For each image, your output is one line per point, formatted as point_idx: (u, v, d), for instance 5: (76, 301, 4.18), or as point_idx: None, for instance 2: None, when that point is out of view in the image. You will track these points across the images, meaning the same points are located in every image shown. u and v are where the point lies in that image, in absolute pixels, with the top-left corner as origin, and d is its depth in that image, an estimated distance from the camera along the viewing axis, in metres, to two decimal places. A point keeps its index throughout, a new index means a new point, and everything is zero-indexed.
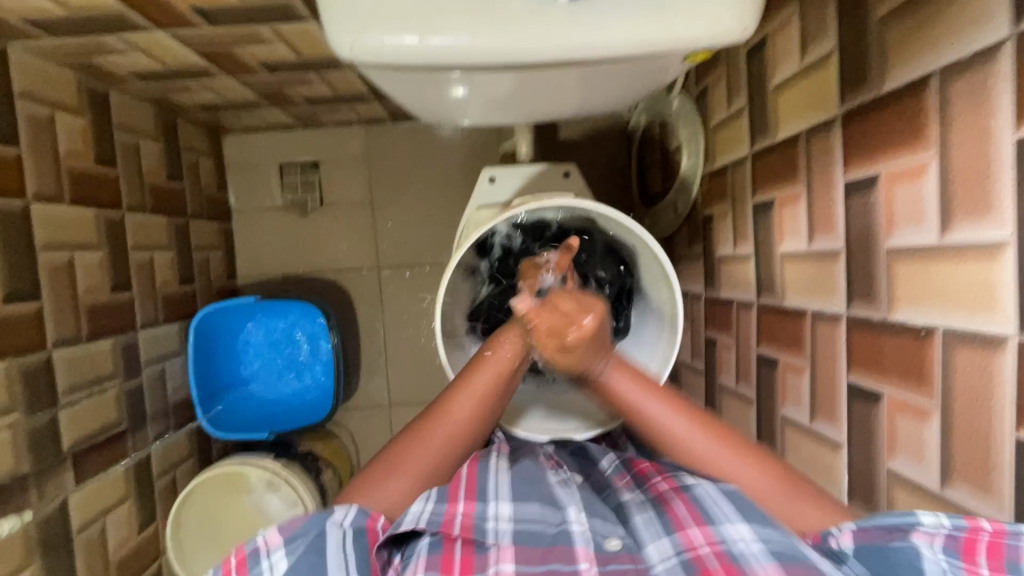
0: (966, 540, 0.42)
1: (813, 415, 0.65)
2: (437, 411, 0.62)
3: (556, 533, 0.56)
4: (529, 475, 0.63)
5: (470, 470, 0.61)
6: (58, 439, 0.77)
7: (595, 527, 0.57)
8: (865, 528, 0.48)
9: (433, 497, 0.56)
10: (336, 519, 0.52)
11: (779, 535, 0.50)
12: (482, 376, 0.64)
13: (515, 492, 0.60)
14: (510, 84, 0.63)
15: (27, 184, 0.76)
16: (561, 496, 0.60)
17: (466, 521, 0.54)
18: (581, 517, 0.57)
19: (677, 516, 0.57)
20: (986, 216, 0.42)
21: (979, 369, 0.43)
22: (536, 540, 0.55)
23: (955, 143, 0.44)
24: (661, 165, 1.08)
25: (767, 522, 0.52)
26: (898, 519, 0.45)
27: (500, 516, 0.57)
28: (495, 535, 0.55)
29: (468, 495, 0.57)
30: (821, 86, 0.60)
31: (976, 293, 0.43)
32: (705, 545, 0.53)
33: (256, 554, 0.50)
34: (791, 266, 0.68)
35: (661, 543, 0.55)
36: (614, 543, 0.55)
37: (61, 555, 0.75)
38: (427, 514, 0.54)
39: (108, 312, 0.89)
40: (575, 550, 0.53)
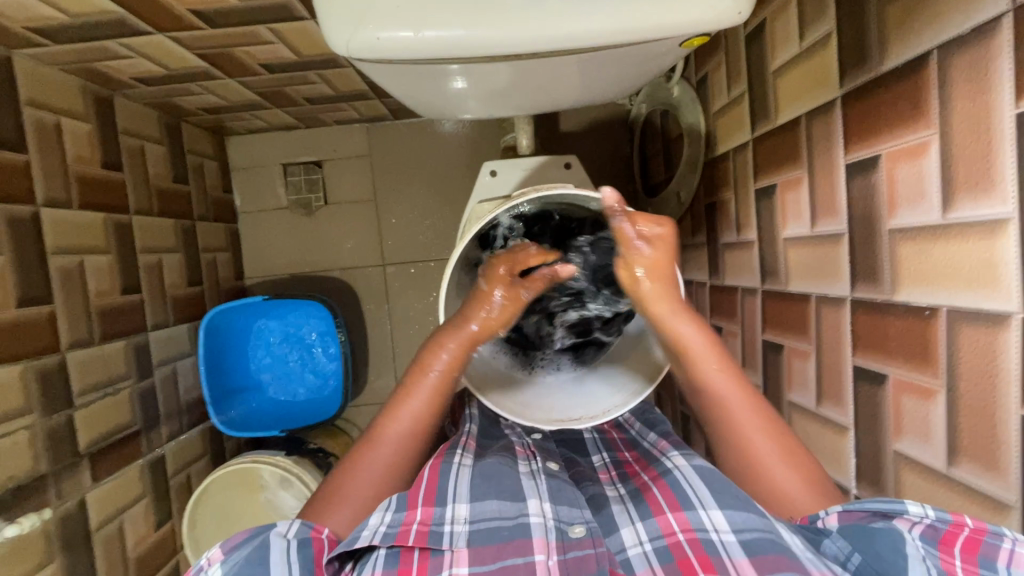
0: (947, 531, 0.43)
1: (819, 400, 0.65)
2: (377, 433, 0.66)
3: (513, 526, 0.56)
4: (490, 471, 0.64)
5: (431, 472, 0.62)
6: (75, 439, 0.79)
7: (559, 516, 0.59)
8: (850, 510, 0.50)
9: (390, 508, 0.57)
10: (280, 530, 0.54)
11: (752, 519, 0.53)
12: (422, 392, 0.68)
13: (474, 491, 0.61)
14: (509, 75, 0.63)
15: (36, 189, 0.77)
16: (522, 488, 0.62)
17: (420, 529, 0.55)
18: (540, 508, 0.59)
19: (655, 504, 0.60)
20: (987, 193, 0.41)
21: (983, 347, 0.43)
22: (490, 535, 0.55)
23: (956, 121, 0.43)
24: (664, 154, 1.08)
25: (740, 508, 0.55)
26: (886, 505, 0.47)
27: (456, 519, 0.57)
28: (450, 537, 0.55)
29: (427, 500, 0.58)
30: (821, 68, 0.60)
31: (979, 271, 0.43)
32: (680, 532, 0.56)
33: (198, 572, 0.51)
34: (795, 251, 0.67)
35: (637, 529, 0.58)
36: (577, 530, 0.57)
37: (81, 551, 0.77)
38: (382, 527, 0.55)
39: (119, 314, 0.91)
40: (531, 541, 0.54)
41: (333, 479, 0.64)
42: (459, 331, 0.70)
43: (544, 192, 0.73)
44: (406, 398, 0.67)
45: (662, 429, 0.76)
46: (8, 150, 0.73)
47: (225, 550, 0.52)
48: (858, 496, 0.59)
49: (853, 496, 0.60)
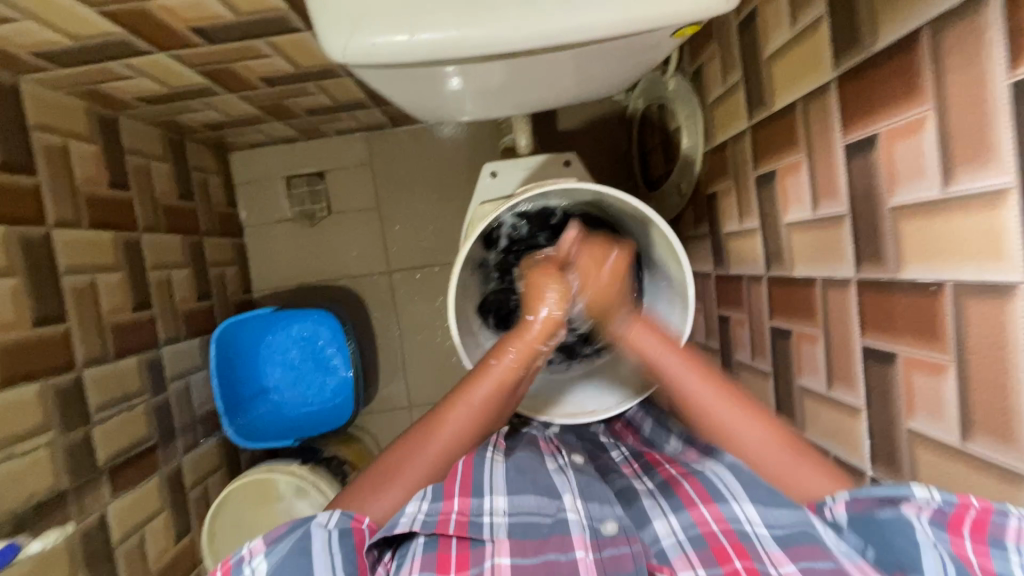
0: (954, 514, 0.44)
1: (830, 383, 0.64)
2: (432, 421, 0.67)
3: (553, 524, 0.57)
4: (525, 464, 0.64)
5: (464, 465, 0.61)
6: (93, 455, 0.80)
7: (593, 514, 0.60)
8: (858, 498, 0.52)
9: (428, 497, 0.57)
10: (319, 522, 0.55)
11: (786, 515, 0.56)
12: (488, 380, 0.68)
13: (511, 484, 0.61)
14: (504, 74, 0.64)
15: (46, 211, 0.79)
16: (556, 484, 0.62)
17: (460, 519, 0.55)
18: (576, 505, 0.59)
19: (685, 495, 0.61)
20: (986, 164, 0.41)
21: (991, 319, 0.43)
22: (533, 531, 0.57)
23: (951, 95, 0.44)
24: (662, 147, 1.08)
25: (772, 504, 0.57)
26: (890, 491, 0.49)
27: (495, 510, 0.58)
28: (491, 528, 0.56)
29: (463, 491, 0.58)
30: (814, 51, 0.60)
31: (982, 242, 0.43)
32: (712, 523, 0.58)
33: (240, 561, 0.53)
34: (798, 236, 0.67)
35: (669, 521, 0.60)
36: (609, 526, 0.58)
37: (104, 565, 0.78)
38: (421, 516, 0.55)
39: (132, 331, 0.92)
40: (571, 538, 0.55)
41: (387, 455, 0.64)
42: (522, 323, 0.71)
43: (546, 186, 0.74)
44: (473, 382, 0.68)
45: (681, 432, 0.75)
46: (18, 173, 0.75)
47: (267, 541, 0.54)
48: (874, 477, 0.58)
49: (870, 478, 0.59)
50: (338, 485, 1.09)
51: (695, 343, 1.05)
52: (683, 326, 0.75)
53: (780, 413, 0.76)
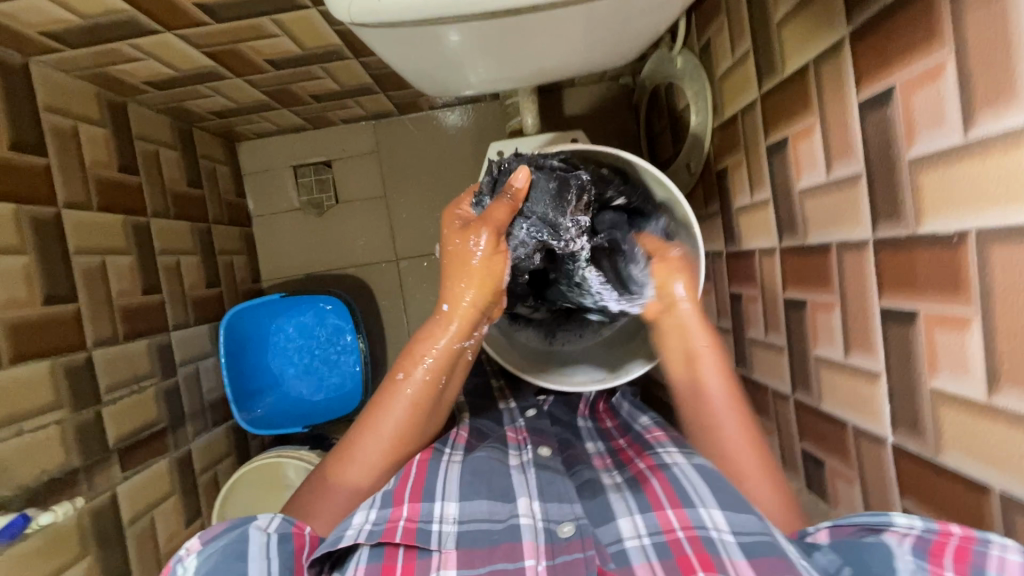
0: (936, 541, 0.46)
1: (847, 350, 0.63)
2: (344, 448, 0.64)
3: (503, 529, 0.57)
4: (481, 466, 0.64)
5: (419, 467, 0.62)
6: (104, 435, 0.80)
7: (549, 515, 0.59)
8: (841, 525, 0.54)
9: (376, 505, 0.57)
10: (258, 525, 0.55)
11: (751, 522, 0.54)
12: (397, 404, 0.63)
13: (463, 490, 0.61)
14: (507, 35, 0.63)
15: (56, 192, 0.79)
16: (512, 487, 0.62)
17: (408, 526, 0.55)
18: (531, 508, 0.59)
19: (654, 497, 0.61)
20: (1008, 103, 0.40)
21: (1017, 263, 0.41)
22: (482, 538, 0.57)
23: (972, 35, 0.42)
24: (670, 128, 1.07)
25: (739, 510, 0.56)
26: (871, 519, 0.51)
27: (445, 518, 0.58)
28: (439, 537, 0.56)
29: (413, 496, 0.58)
30: (826, 10, 0.59)
31: (1004, 185, 0.41)
32: (679, 529, 0.57)
33: (178, 559, 0.53)
34: (811, 202, 0.66)
35: (634, 520, 0.60)
36: (566, 530, 0.57)
37: (115, 545, 0.78)
38: (367, 526, 0.55)
39: (142, 314, 0.92)
40: (522, 545, 0.55)
41: (318, 479, 0.63)
42: (432, 322, 0.65)
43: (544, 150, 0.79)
44: (378, 412, 0.63)
45: (654, 414, 0.77)
46: (29, 154, 0.76)
47: (205, 541, 0.54)
48: (894, 443, 0.57)
49: (890, 444, 0.58)
50: None
51: None
52: None
53: (795, 386, 0.75)
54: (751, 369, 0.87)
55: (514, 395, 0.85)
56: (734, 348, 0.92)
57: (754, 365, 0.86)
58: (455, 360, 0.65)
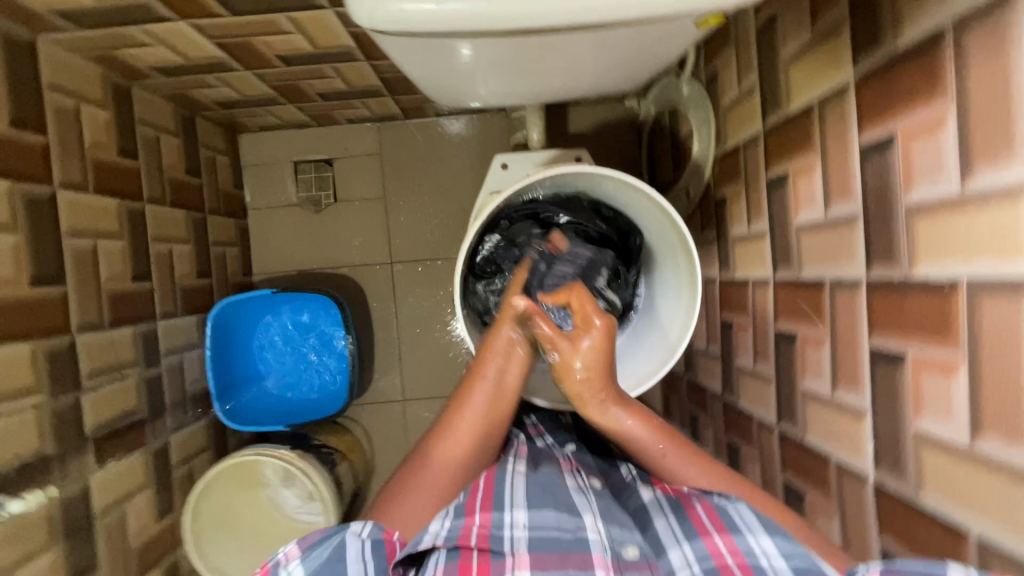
0: None
1: (834, 385, 0.64)
2: (425, 451, 0.66)
3: (572, 540, 0.55)
4: (546, 481, 0.63)
5: (486, 482, 0.61)
6: (81, 422, 0.78)
7: (614, 537, 0.58)
8: (892, 570, 0.46)
9: (450, 514, 0.56)
10: (353, 531, 0.54)
11: (799, 550, 0.53)
12: (473, 414, 0.67)
13: (531, 499, 0.60)
14: (521, 52, 0.64)
15: (53, 171, 0.78)
16: (576, 501, 0.61)
17: (482, 531, 0.54)
18: (597, 526, 0.57)
19: (699, 522, 0.59)
20: (1007, 160, 0.42)
21: (1006, 315, 0.43)
22: (551, 546, 0.54)
23: (974, 92, 0.44)
24: (672, 153, 1.09)
25: (789, 538, 0.54)
26: (924, 566, 0.45)
27: (516, 524, 0.56)
28: (512, 543, 0.54)
29: (485, 505, 0.57)
30: (834, 53, 0.61)
31: (999, 238, 0.43)
32: (728, 556, 0.55)
33: (277, 565, 0.52)
34: (807, 238, 0.67)
35: (684, 550, 0.57)
36: (631, 552, 0.56)
37: (82, 536, 0.76)
38: (444, 531, 0.54)
39: (129, 300, 0.91)
40: (592, 559, 0.54)
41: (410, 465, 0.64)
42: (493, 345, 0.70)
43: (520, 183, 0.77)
44: (456, 420, 0.67)
45: None
46: (28, 131, 0.74)
47: (302, 547, 0.53)
48: (876, 481, 0.58)
49: (872, 482, 0.59)
50: (328, 473, 1.07)
51: (695, 349, 1.05)
52: (689, 319, 0.78)
53: (780, 417, 0.76)
54: (737, 397, 0.88)
55: (549, 430, 0.82)
56: (722, 374, 0.93)
57: (741, 393, 0.87)
58: (512, 349, 0.71)
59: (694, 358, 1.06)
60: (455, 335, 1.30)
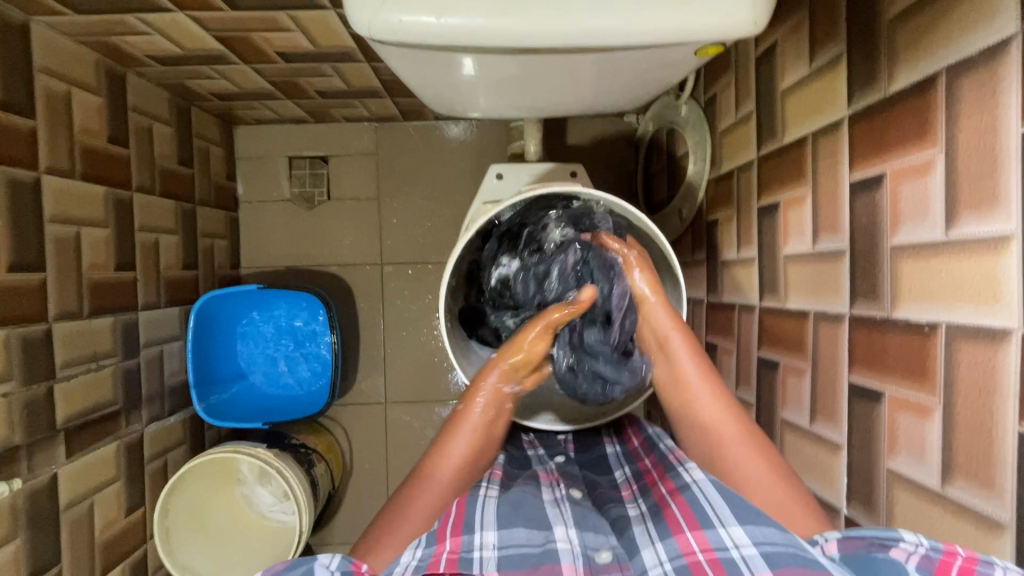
0: (942, 562, 0.42)
1: (813, 417, 0.64)
2: (409, 487, 0.65)
3: (541, 552, 0.55)
4: (517, 497, 0.62)
5: (458, 506, 0.59)
6: (52, 412, 0.77)
7: (586, 543, 0.58)
8: (850, 537, 0.49)
9: (421, 543, 0.55)
10: (320, 563, 0.53)
11: (774, 534, 0.51)
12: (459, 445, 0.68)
13: (501, 518, 0.59)
14: (521, 68, 0.64)
15: (39, 156, 0.77)
16: (547, 516, 0.60)
17: (451, 557, 0.53)
18: (567, 535, 0.57)
19: (674, 521, 0.58)
20: (991, 210, 0.42)
21: (982, 363, 0.43)
22: (519, 562, 0.54)
23: (962, 140, 0.44)
24: (667, 172, 1.09)
25: (759, 522, 0.52)
26: (879, 534, 0.47)
27: (485, 545, 0.55)
28: (481, 564, 0.54)
29: (455, 531, 0.56)
30: (829, 89, 0.61)
31: (980, 287, 0.43)
32: (699, 551, 0.53)
33: None
34: (794, 268, 0.68)
35: (657, 549, 0.56)
36: (603, 555, 0.56)
37: (46, 529, 0.74)
38: (415, 562, 0.53)
39: (111, 290, 0.89)
40: (559, 566, 0.53)
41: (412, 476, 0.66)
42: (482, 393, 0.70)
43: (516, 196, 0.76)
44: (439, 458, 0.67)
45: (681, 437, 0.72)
46: (16, 114, 0.73)
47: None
48: (848, 515, 0.58)
49: (844, 516, 0.59)
50: (304, 474, 1.06)
51: None
52: None
53: None
54: None
55: (541, 442, 0.83)
56: None
57: None
58: (503, 403, 0.71)
59: None
60: (441, 340, 1.30)
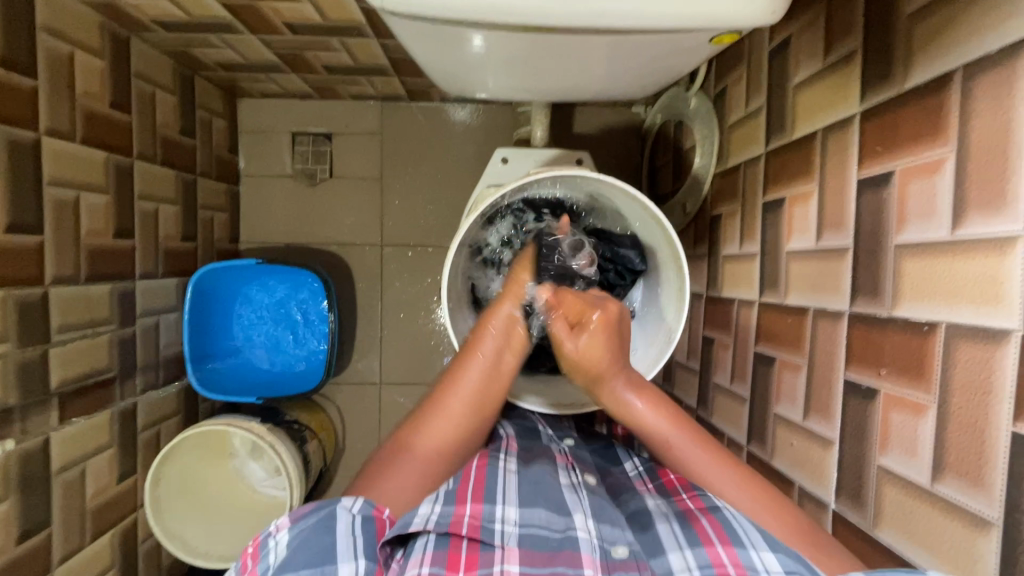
0: None
1: (806, 413, 0.65)
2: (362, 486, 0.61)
3: (562, 539, 0.55)
4: (537, 478, 0.62)
5: (478, 473, 0.61)
6: (47, 377, 0.77)
7: (603, 535, 0.56)
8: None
9: (439, 500, 0.56)
10: (344, 505, 0.54)
11: (807, 567, 0.50)
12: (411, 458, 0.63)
13: (523, 497, 0.59)
14: (532, 46, 0.63)
15: (40, 117, 0.76)
16: (567, 501, 0.59)
17: (472, 522, 0.54)
18: (587, 524, 0.56)
19: (702, 533, 0.56)
20: (999, 210, 0.42)
21: (980, 362, 0.43)
22: (541, 544, 0.54)
23: (974, 140, 0.44)
24: (673, 165, 1.09)
25: (792, 553, 0.52)
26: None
27: (507, 519, 0.56)
28: (501, 536, 0.54)
29: (475, 497, 0.57)
30: (841, 86, 0.61)
31: (982, 287, 0.43)
32: (729, 565, 0.52)
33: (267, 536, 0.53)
34: (796, 265, 0.68)
35: (685, 555, 0.54)
36: (621, 550, 0.54)
37: (38, 492, 0.75)
38: (434, 516, 0.54)
39: (109, 257, 0.89)
40: (581, 557, 0.53)
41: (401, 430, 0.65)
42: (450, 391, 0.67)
43: (521, 179, 0.75)
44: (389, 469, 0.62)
45: None
46: (18, 73, 0.72)
47: (292, 519, 0.54)
48: (836, 510, 0.59)
49: (832, 511, 0.60)
50: (297, 450, 1.06)
51: (676, 362, 1.05)
52: (674, 330, 0.76)
53: (751, 439, 0.76)
54: (711, 412, 0.88)
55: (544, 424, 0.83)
56: (699, 389, 0.94)
57: (715, 409, 0.88)
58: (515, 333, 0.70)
59: (674, 369, 1.06)
60: (438, 324, 1.30)
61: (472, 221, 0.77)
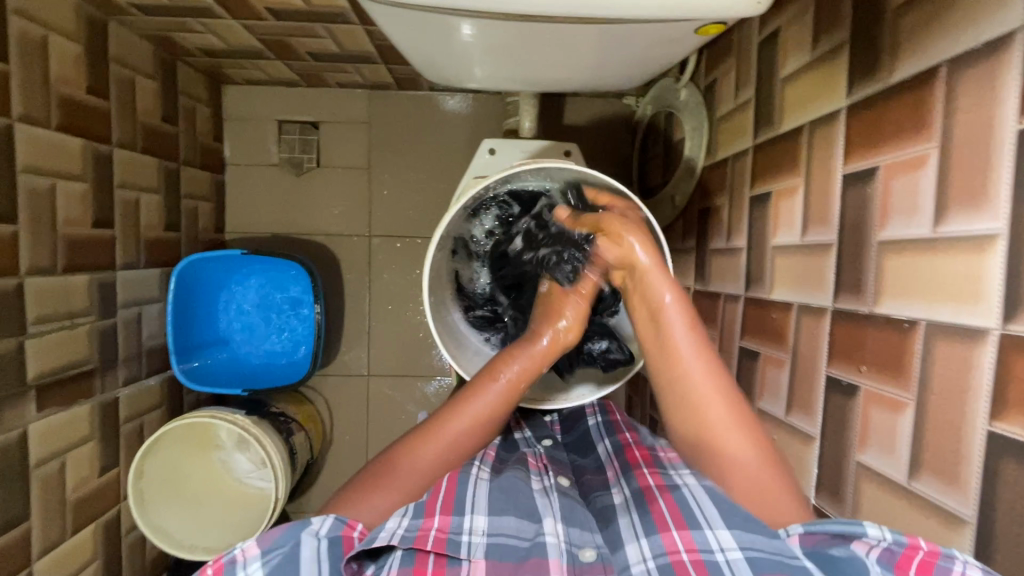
0: (903, 555, 0.43)
1: (789, 408, 0.65)
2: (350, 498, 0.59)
3: (530, 546, 0.54)
4: (508, 484, 0.62)
5: (449, 482, 0.60)
6: (23, 369, 0.75)
7: (571, 540, 0.57)
8: (812, 532, 0.49)
9: (408, 513, 0.55)
10: (311, 529, 0.52)
11: (762, 542, 0.50)
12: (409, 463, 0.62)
13: (492, 504, 0.58)
14: (516, 35, 0.62)
15: (12, 103, 0.74)
16: (538, 508, 0.60)
17: (438, 536, 0.53)
18: (555, 528, 0.57)
19: (659, 516, 0.56)
20: (980, 207, 0.42)
21: (958, 360, 0.43)
22: (509, 553, 0.54)
23: (958, 136, 0.44)
24: (663, 157, 1.08)
25: (747, 527, 0.52)
26: (843, 527, 0.46)
27: (474, 530, 0.55)
28: (468, 548, 0.53)
29: (445, 508, 0.56)
30: (828, 79, 0.60)
31: (962, 285, 0.43)
32: (683, 551, 0.52)
33: (233, 564, 0.50)
34: (781, 260, 0.67)
35: (641, 544, 0.55)
36: (588, 553, 0.55)
37: (15, 485, 0.74)
38: (401, 531, 0.53)
39: (87, 246, 0.87)
40: (548, 562, 0.52)
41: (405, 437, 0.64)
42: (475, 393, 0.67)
43: (505, 171, 0.74)
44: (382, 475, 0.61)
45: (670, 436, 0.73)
46: None
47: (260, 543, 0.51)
48: (816, 505, 0.59)
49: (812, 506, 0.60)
50: (283, 443, 1.06)
51: None
52: None
53: None
54: None
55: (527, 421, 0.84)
56: None
57: None
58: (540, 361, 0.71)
59: None
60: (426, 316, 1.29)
61: (455, 213, 0.76)
